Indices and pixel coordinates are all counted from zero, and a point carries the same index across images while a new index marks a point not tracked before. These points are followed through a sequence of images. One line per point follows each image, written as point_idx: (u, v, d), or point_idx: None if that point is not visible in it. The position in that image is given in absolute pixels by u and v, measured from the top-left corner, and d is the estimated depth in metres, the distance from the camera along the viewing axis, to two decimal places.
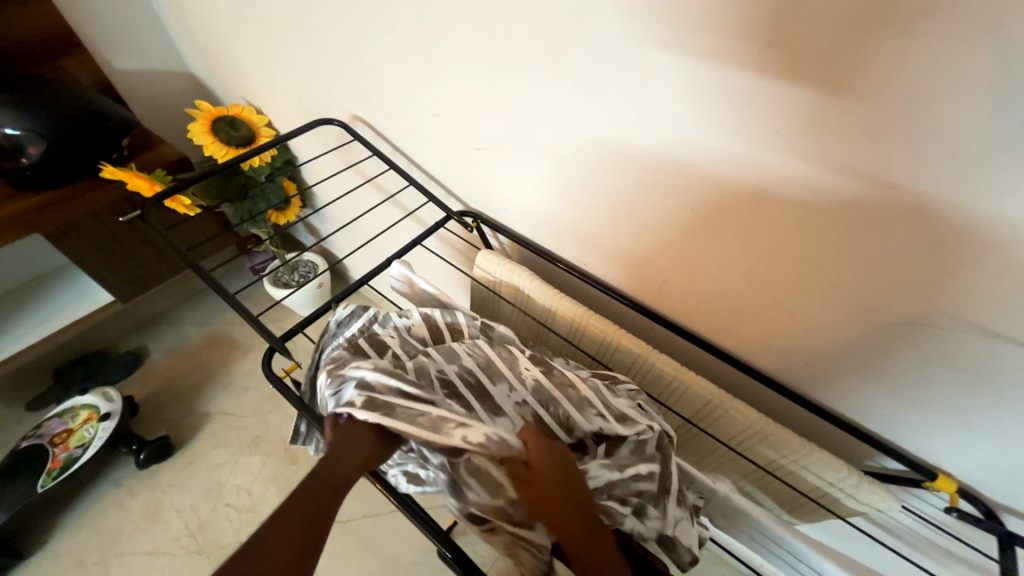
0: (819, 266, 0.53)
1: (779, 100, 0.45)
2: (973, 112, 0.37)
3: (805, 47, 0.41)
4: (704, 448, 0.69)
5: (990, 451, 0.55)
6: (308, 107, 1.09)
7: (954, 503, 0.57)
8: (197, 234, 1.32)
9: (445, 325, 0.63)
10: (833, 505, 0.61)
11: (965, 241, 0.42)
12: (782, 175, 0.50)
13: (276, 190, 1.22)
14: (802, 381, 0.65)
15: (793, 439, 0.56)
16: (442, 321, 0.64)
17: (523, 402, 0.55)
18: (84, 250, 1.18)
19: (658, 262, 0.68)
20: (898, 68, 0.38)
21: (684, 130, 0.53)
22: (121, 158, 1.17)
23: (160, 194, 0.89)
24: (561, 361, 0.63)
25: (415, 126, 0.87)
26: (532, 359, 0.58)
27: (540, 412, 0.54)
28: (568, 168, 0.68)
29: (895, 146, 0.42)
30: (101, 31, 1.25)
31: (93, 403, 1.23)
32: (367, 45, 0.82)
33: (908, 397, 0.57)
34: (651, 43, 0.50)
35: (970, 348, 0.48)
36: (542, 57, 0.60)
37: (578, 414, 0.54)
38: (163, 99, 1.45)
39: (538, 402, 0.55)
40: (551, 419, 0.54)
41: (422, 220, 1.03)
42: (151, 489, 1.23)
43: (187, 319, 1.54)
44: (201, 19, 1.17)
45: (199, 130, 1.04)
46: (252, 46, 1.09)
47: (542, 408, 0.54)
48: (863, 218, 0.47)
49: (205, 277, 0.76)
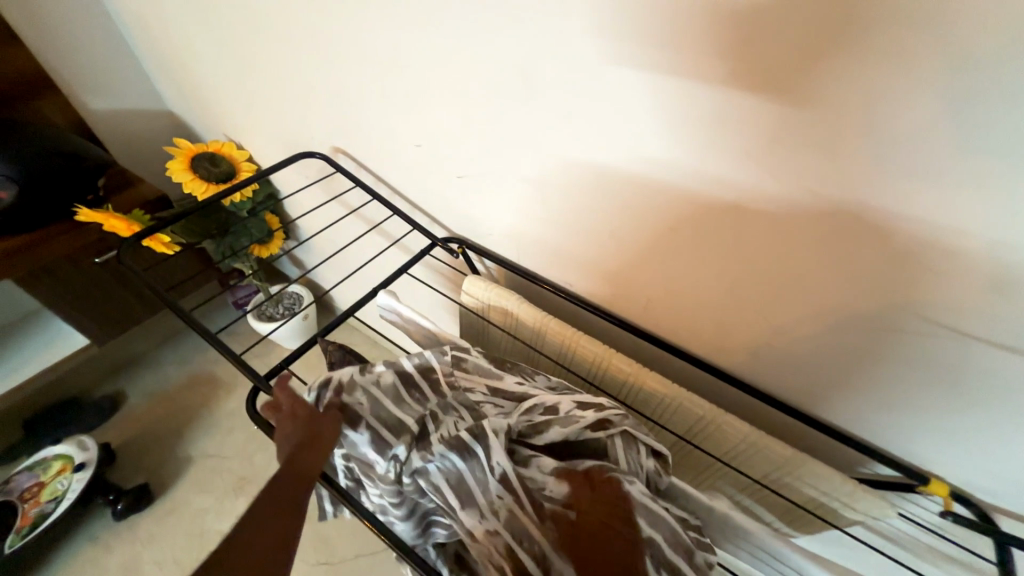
0: (798, 280, 0.54)
1: (748, 121, 0.47)
2: (927, 128, 0.39)
3: (766, 72, 0.43)
4: (700, 465, 0.68)
5: (979, 454, 0.55)
6: (289, 141, 1.09)
7: (948, 507, 0.57)
8: (176, 271, 1.29)
9: (416, 371, 0.60)
10: (830, 517, 0.60)
11: (932, 250, 0.44)
12: (756, 192, 0.51)
13: (258, 224, 1.21)
14: (790, 391, 0.66)
15: (786, 451, 0.56)
16: (411, 367, 0.60)
17: (495, 532, 0.49)
18: (57, 293, 1.14)
19: (642, 280, 0.69)
20: (854, 91, 0.40)
21: (659, 153, 0.55)
22: (97, 199, 1.15)
23: (138, 234, 0.87)
24: (542, 377, 0.62)
25: (395, 158, 0.88)
26: (501, 480, 0.50)
27: (514, 548, 0.47)
28: (548, 192, 0.69)
29: (857, 162, 0.44)
30: (77, 74, 1.25)
31: (67, 453, 1.18)
32: (345, 80, 0.83)
33: (893, 404, 0.57)
34: (622, 70, 0.52)
35: (951, 352, 0.49)
36: (517, 86, 0.61)
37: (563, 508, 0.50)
38: (139, 138, 1.45)
39: (512, 535, 0.48)
40: (524, 556, 0.47)
41: (408, 248, 1.03)
42: (130, 541, 1.17)
43: (167, 359, 1.50)
44: (179, 59, 1.18)
45: (177, 168, 1.03)
46: (231, 82, 1.09)
47: (516, 543, 0.48)
48: (835, 229, 0.48)
49: (184, 316, 0.73)
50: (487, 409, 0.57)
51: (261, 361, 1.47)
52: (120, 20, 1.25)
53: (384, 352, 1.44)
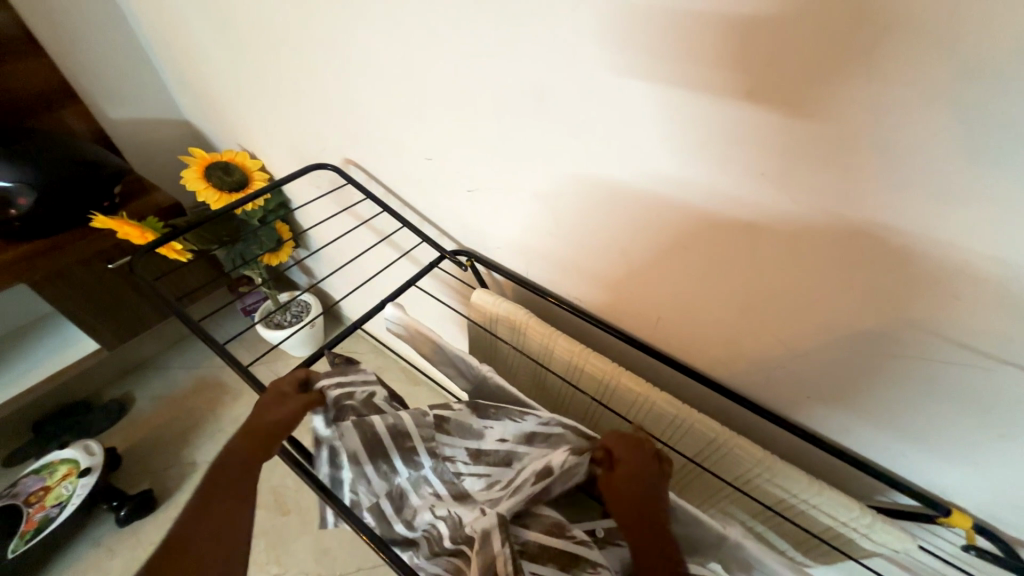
0: (812, 300, 0.53)
1: (763, 141, 0.47)
2: (950, 153, 0.38)
3: (782, 92, 0.43)
4: (710, 488, 0.66)
5: (1003, 486, 0.53)
6: (302, 151, 1.10)
7: (971, 540, 0.54)
8: (186, 278, 1.31)
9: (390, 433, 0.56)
10: (848, 547, 0.58)
11: (955, 275, 0.43)
12: (770, 212, 0.50)
13: (269, 233, 1.22)
14: (804, 414, 0.64)
15: (801, 477, 0.54)
16: (384, 427, 0.56)
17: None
18: (70, 298, 1.16)
19: (651, 296, 0.68)
20: (874, 113, 0.40)
21: (672, 170, 0.54)
22: (113, 206, 1.17)
23: (151, 242, 0.88)
24: (532, 418, 0.56)
25: (407, 170, 0.88)
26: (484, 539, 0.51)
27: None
28: (558, 207, 0.69)
29: (876, 185, 0.43)
30: (98, 84, 1.28)
31: (73, 457, 1.19)
32: (360, 95, 0.84)
33: (911, 431, 0.56)
34: (637, 89, 0.51)
35: (974, 380, 0.48)
36: (530, 103, 0.62)
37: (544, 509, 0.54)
38: (155, 146, 1.47)
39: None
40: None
41: (416, 259, 1.03)
42: (132, 549, 1.16)
43: (175, 364, 1.50)
44: (197, 70, 1.21)
45: (192, 176, 1.05)
46: (247, 93, 1.11)
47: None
48: (854, 251, 0.47)
49: (192, 324, 0.73)
50: (468, 483, 0.58)
51: (268, 368, 1.47)
52: (141, 32, 1.28)
53: (390, 362, 1.44)
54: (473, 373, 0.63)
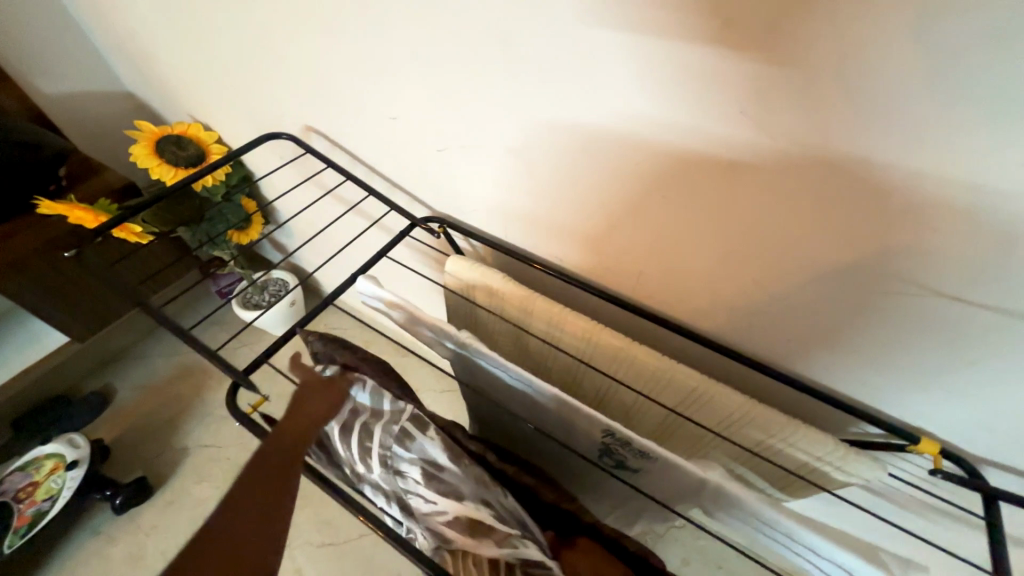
0: (787, 243, 0.53)
1: (735, 78, 0.44)
2: (923, 80, 0.37)
3: (752, 24, 0.40)
4: (692, 435, 0.68)
5: (965, 408, 0.56)
6: (258, 119, 1.03)
7: (938, 465, 0.56)
8: (151, 261, 1.25)
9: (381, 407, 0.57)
10: (824, 480, 0.61)
11: (928, 207, 0.42)
12: (745, 154, 0.48)
13: (234, 209, 1.17)
14: (781, 357, 0.65)
15: (777, 418, 0.56)
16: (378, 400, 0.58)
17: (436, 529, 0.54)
18: (31, 292, 1.10)
19: (627, 250, 0.68)
20: (847, 39, 0.38)
21: (644, 115, 0.52)
22: (59, 190, 1.10)
23: (103, 225, 0.82)
24: (500, 371, 0.59)
25: (371, 134, 0.83)
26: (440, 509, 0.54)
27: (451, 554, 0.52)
28: (529, 162, 0.66)
29: (849, 117, 0.41)
30: (22, 56, 1.16)
31: (58, 451, 1.17)
32: (311, 53, 0.77)
33: (882, 365, 0.58)
34: (601, 27, 0.48)
35: (940, 312, 0.49)
36: (492, 49, 0.57)
37: (479, 541, 0.51)
38: (97, 122, 1.37)
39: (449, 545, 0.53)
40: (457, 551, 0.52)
41: (389, 228, 1.00)
42: (133, 533, 1.18)
43: (153, 351, 1.47)
44: (130, 33, 1.10)
45: (142, 153, 0.98)
46: (190, 57, 1.02)
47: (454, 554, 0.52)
48: (832, 192, 0.46)
49: (155, 311, 0.70)
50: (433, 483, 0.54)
51: (250, 349, 1.45)
52: None
53: (375, 334, 1.43)
54: (453, 342, 0.62)
